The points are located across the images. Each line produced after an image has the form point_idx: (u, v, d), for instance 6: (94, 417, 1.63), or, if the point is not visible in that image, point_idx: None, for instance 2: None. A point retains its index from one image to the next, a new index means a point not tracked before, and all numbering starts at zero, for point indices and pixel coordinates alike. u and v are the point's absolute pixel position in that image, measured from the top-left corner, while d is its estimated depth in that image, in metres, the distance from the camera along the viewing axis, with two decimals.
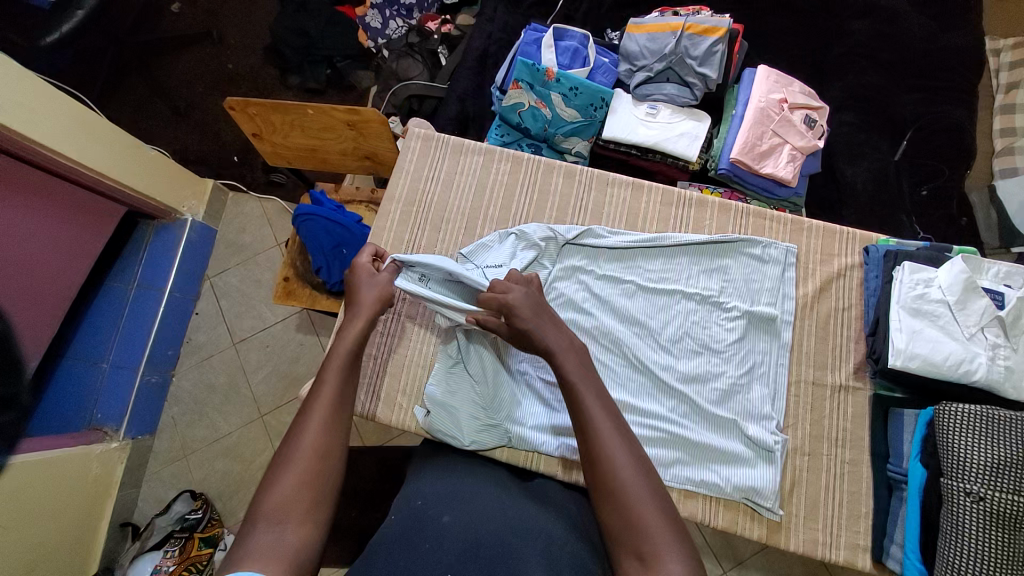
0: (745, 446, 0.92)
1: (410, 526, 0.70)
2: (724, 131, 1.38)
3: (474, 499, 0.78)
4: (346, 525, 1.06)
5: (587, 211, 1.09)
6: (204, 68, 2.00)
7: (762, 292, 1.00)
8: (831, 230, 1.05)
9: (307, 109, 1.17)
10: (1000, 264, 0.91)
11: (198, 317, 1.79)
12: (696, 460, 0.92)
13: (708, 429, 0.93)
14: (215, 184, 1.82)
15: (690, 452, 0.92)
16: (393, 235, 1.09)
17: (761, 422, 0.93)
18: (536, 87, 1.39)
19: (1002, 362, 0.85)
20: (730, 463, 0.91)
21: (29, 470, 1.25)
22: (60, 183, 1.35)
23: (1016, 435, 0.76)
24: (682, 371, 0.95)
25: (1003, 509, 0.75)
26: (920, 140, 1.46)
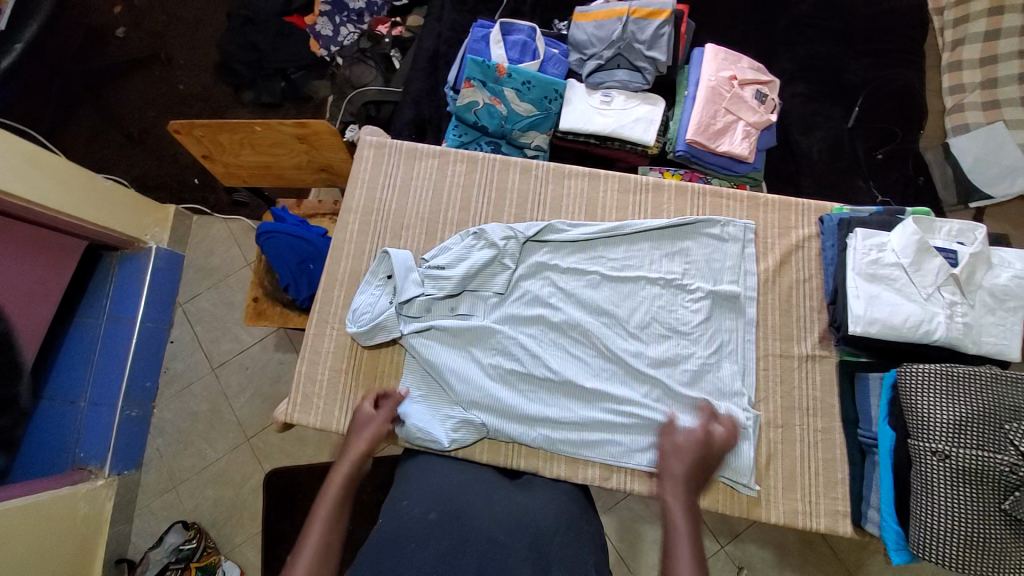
0: None
1: (395, 524, 0.73)
2: (679, 113, 1.38)
3: (461, 496, 0.79)
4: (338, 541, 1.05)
5: (548, 206, 1.09)
6: (155, 90, 1.94)
7: (725, 271, 1.00)
8: (788, 203, 1.06)
9: (254, 126, 1.14)
10: (950, 222, 0.93)
11: (173, 345, 1.75)
12: None
13: (683, 411, 0.93)
14: (178, 210, 1.78)
15: None
16: (353, 247, 1.08)
17: (733, 400, 0.94)
18: (489, 84, 1.37)
19: (960, 319, 0.86)
20: None
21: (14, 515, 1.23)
22: (13, 224, 1.32)
23: (975, 390, 0.76)
24: (652, 357, 0.96)
25: (969, 465, 0.74)
26: (873, 104, 1.48)
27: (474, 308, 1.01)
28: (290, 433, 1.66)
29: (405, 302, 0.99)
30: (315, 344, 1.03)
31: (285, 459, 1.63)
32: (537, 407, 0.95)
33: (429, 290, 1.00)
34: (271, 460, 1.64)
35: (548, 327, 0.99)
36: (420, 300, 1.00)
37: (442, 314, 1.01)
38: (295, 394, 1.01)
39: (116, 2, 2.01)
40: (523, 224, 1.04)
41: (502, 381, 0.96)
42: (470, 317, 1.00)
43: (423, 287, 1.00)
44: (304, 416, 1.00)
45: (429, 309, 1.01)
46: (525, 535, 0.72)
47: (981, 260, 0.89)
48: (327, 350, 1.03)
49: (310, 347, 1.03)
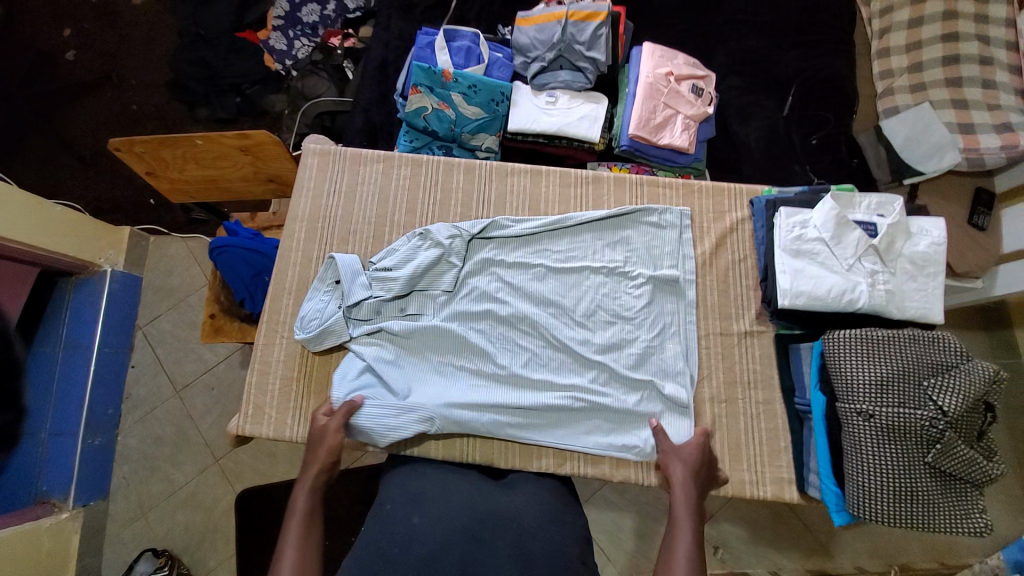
0: (663, 405, 0.95)
1: (382, 530, 0.77)
2: (622, 110, 1.43)
3: (447, 494, 0.83)
4: None
5: (492, 203, 1.11)
6: (105, 111, 1.90)
7: (665, 257, 1.04)
8: (720, 189, 1.11)
9: (195, 140, 1.14)
10: (870, 197, 0.96)
11: (134, 369, 1.71)
12: (618, 426, 0.95)
13: (629, 394, 0.96)
14: (133, 231, 1.74)
15: (612, 419, 0.95)
16: (301, 254, 1.08)
17: (676, 379, 0.97)
18: (436, 89, 1.40)
19: (881, 286, 0.91)
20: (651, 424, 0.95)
21: None
22: None
23: (894, 351, 0.80)
24: (598, 343, 0.98)
25: (893, 422, 0.78)
26: (806, 93, 1.55)
27: (425, 307, 1.02)
28: (261, 450, 1.64)
29: (352, 306, 1.00)
30: (265, 355, 1.03)
31: (256, 477, 1.60)
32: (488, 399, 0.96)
33: (379, 291, 1.00)
34: (242, 479, 1.61)
35: (497, 321, 1.01)
36: (370, 302, 1.00)
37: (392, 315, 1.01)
38: (246, 407, 1.00)
39: (61, 23, 1.97)
40: (468, 223, 1.06)
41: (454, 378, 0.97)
42: (421, 317, 1.01)
43: (372, 289, 1.00)
44: (257, 426, 0.99)
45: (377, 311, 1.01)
46: (506, 530, 0.76)
47: (900, 230, 0.93)
48: (278, 358, 1.03)
49: (261, 356, 1.03)
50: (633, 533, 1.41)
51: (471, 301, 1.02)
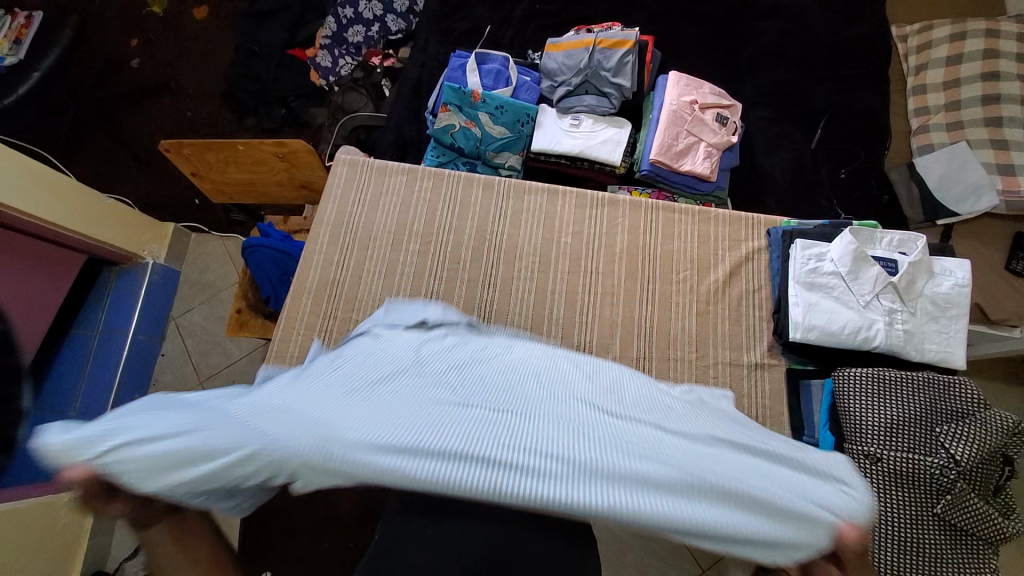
0: (798, 484, 0.47)
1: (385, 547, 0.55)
2: (645, 135, 1.45)
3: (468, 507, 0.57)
4: None
5: (508, 218, 1.14)
6: (162, 117, 2.06)
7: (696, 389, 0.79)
8: (736, 218, 1.10)
9: (238, 145, 1.22)
10: (892, 233, 0.94)
11: (163, 358, 1.80)
12: (738, 512, 0.42)
13: (733, 453, 0.48)
14: (176, 227, 1.86)
15: (729, 496, 0.42)
16: (322, 258, 1.13)
17: (809, 474, 0.48)
18: (464, 108, 1.45)
19: (899, 326, 0.88)
20: (800, 507, 0.44)
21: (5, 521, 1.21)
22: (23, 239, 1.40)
23: (905, 394, 0.78)
24: (637, 395, 0.59)
25: (901, 468, 0.75)
26: (835, 127, 1.53)
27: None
28: None
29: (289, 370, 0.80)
30: (279, 351, 1.05)
31: None
32: (456, 431, 0.44)
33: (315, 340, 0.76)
34: None
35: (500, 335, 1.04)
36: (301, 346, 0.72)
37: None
38: None
39: (132, 36, 2.15)
40: (488, 236, 1.13)
41: (380, 401, 0.49)
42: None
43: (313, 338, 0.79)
44: None
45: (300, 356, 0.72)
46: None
47: (921, 269, 0.91)
48: (290, 355, 1.05)
49: (275, 352, 1.05)
50: (634, 569, 1.35)
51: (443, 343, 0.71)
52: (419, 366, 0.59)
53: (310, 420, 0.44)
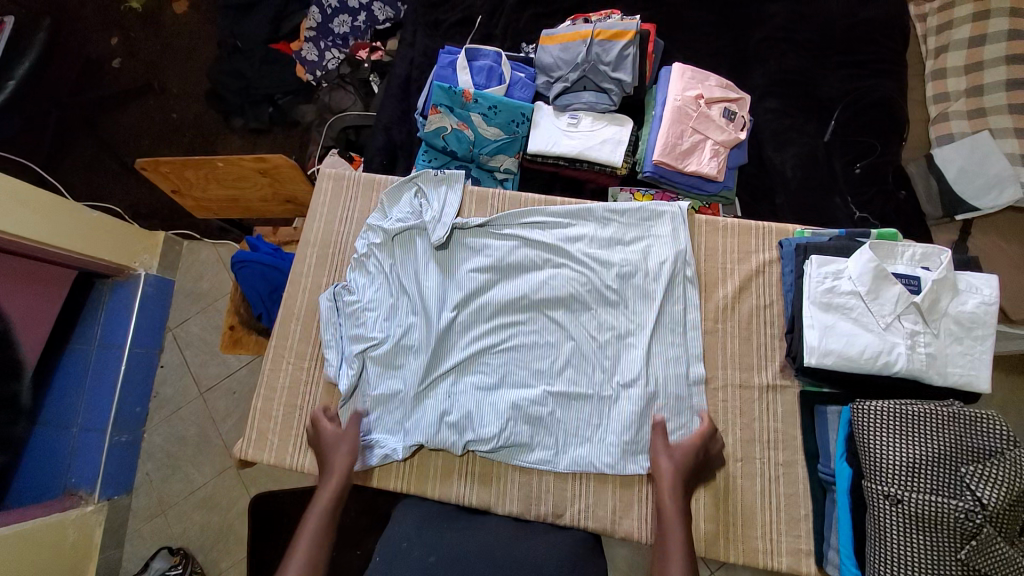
0: (641, 225, 1.04)
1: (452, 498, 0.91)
2: (647, 133, 1.37)
3: (513, 362, 0.98)
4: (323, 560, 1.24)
5: (500, 227, 1.06)
6: (149, 120, 1.98)
7: (641, 338, 0.97)
8: (746, 228, 1.05)
9: (216, 162, 1.16)
10: (915, 246, 0.88)
11: (163, 370, 1.74)
12: (593, 219, 1.05)
13: (614, 242, 1.03)
14: (167, 236, 1.78)
15: (587, 218, 1.06)
16: (311, 281, 1.10)
17: (655, 234, 1.03)
18: (456, 110, 1.37)
19: (922, 349, 0.83)
20: (632, 218, 1.04)
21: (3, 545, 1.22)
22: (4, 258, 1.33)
23: (929, 431, 0.74)
24: (599, 302, 0.99)
25: (923, 512, 0.71)
26: (850, 116, 1.44)
27: (410, 321, 1.00)
28: None
29: (443, 245, 1.05)
30: (270, 381, 1.05)
31: (271, 482, 1.61)
32: (482, 238, 1.06)
33: (387, 310, 1.02)
34: (257, 482, 1.62)
35: (499, 358, 0.98)
36: (357, 364, 0.98)
37: (382, 330, 1.00)
38: (251, 431, 1.02)
39: (112, 35, 2.06)
40: (481, 247, 1.05)
41: (450, 263, 1.04)
42: (404, 331, 0.99)
43: (368, 340, 0.99)
44: (260, 451, 1.01)
45: (369, 315, 1.02)
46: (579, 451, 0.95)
47: (946, 286, 0.85)
48: (282, 385, 1.04)
49: (267, 383, 1.04)
50: None
51: (482, 352, 0.98)
52: (465, 299, 1.01)
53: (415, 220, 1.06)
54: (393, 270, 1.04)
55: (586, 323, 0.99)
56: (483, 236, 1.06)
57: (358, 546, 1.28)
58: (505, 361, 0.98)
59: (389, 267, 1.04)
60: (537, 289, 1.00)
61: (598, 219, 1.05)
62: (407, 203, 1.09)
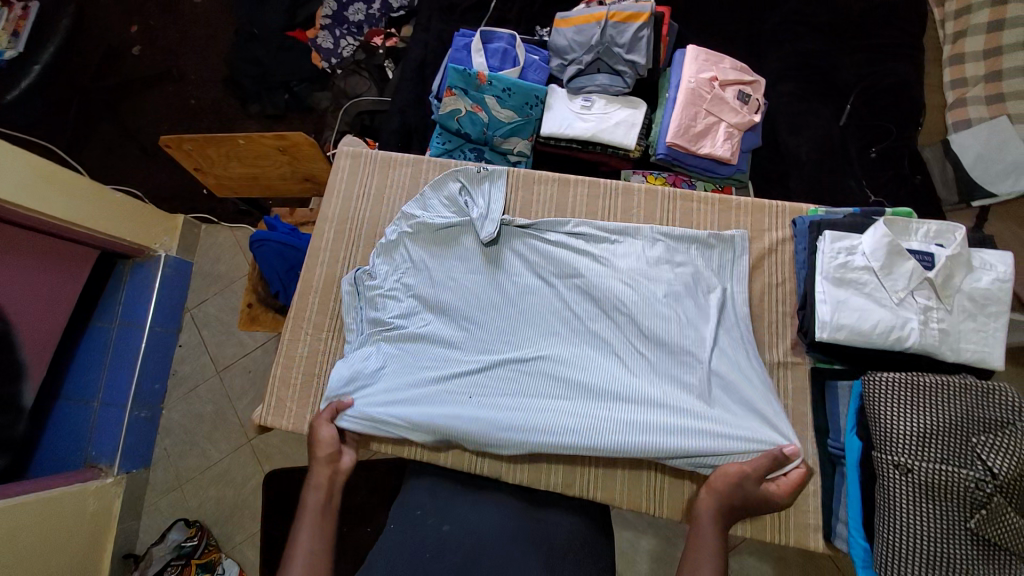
0: (704, 247, 1.02)
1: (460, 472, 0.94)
2: (661, 116, 1.38)
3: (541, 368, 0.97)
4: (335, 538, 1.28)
5: (544, 231, 1.07)
6: (168, 105, 2.00)
7: (681, 363, 0.94)
8: (760, 206, 1.06)
9: (237, 140, 1.19)
10: (929, 223, 0.88)
11: (181, 349, 1.79)
12: (645, 234, 1.05)
13: (667, 259, 1.01)
14: (186, 218, 1.81)
15: (637, 232, 1.05)
16: (329, 254, 1.13)
17: (712, 263, 1.01)
18: (470, 92, 1.38)
19: (935, 324, 0.83)
20: (691, 241, 1.02)
21: (24, 512, 1.25)
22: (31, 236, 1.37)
23: (941, 401, 0.75)
24: (641, 317, 0.97)
25: (933, 480, 0.72)
26: (866, 102, 1.43)
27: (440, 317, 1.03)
28: (289, 436, 1.68)
29: (489, 241, 1.06)
30: (288, 350, 1.08)
31: (283, 460, 1.64)
32: (529, 246, 1.07)
33: (408, 297, 1.04)
34: (270, 460, 1.66)
35: (528, 365, 0.98)
36: (379, 345, 1.02)
37: (404, 318, 1.03)
38: (269, 399, 1.05)
39: (132, 23, 2.09)
40: (527, 252, 1.06)
41: (492, 261, 1.06)
42: (432, 326, 1.02)
43: (386, 323, 1.02)
44: (277, 419, 1.04)
45: (389, 300, 1.04)
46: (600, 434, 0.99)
47: (959, 263, 0.85)
48: (300, 354, 1.07)
49: (285, 352, 1.08)
50: (647, 556, 1.38)
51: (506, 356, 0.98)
52: (500, 304, 1.03)
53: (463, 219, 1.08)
54: (425, 262, 1.06)
55: (624, 335, 0.97)
56: (526, 242, 1.07)
57: (368, 522, 1.30)
58: (532, 368, 0.97)
59: (419, 256, 1.06)
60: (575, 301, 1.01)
61: (651, 234, 1.04)
62: (452, 196, 1.10)
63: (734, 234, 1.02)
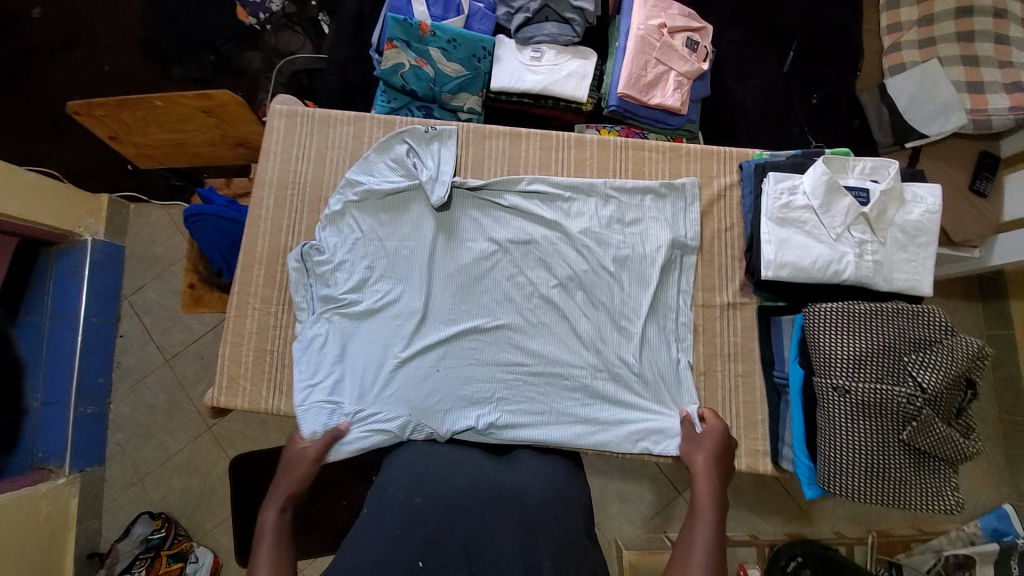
0: (657, 199, 1.04)
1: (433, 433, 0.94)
2: (612, 66, 1.35)
3: (499, 335, 0.99)
4: (311, 512, 1.28)
5: (499, 192, 1.05)
6: (74, 70, 1.77)
7: (625, 332, 0.98)
8: (709, 151, 1.07)
9: (154, 101, 1.08)
10: (864, 160, 0.92)
11: (122, 339, 1.67)
12: (597, 190, 1.04)
13: (620, 218, 1.03)
14: (111, 199, 1.65)
15: (588, 188, 1.04)
16: (271, 223, 1.06)
17: (662, 217, 1.03)
18: (413, 44, 1.28)
19: (870, 257, 0.88)
20: (643, 193, 1.04)
21: None
22: None
23: (873, 328, 0.81)
24: (592, 280, 1.00)
25: (867, 398, 0.79)
26: (807, 49, 1.45)
27: (396, 289, 0.99)
28: (253, 419, 1.63)
29: (442, 206, 1.02)
30: (237, 326, 1.03)
31: (248, 444, 1.60)
32: (482, 208, 1.04)
33: (360, 269, 1.00)
34: (234, 445, 1.61)
35: (487, 334, 0.99)
36: (332, 319, 0.98)
37: (357, 291, 0.99)
38: (220, 378, 1.00)
39: None
40: (482, 217, 1.04)
41: (445, 225, 1.03)
42: (387, 300, 0.98)
43: (339, 301, 0.98)
44: (232, 398, 1.00)
45: (339, 274, 1.00)
46: None
47: (892, 197, 0.89)
48: (250, 330, 1.02)
49: (232, 329, 1.02)
50: (616, 498, 1.46)
51: (463, 325, 0.98)
52: (455, 270, 1.01)
53: (411, 182, 1.03)
54: (374, 231, 1.02)
55: (579, 299, 1.00)
56: (480, 203, 1.04)
57: (343, 496, 1.29)
58: (489, 337, 0.99)
59: (368, 226, 1.02)
60: (531, 264, 1.01)
61: (603, 190, 1.04)
62: (399, 158, 1.05)
63: (685, 185, 1.04)
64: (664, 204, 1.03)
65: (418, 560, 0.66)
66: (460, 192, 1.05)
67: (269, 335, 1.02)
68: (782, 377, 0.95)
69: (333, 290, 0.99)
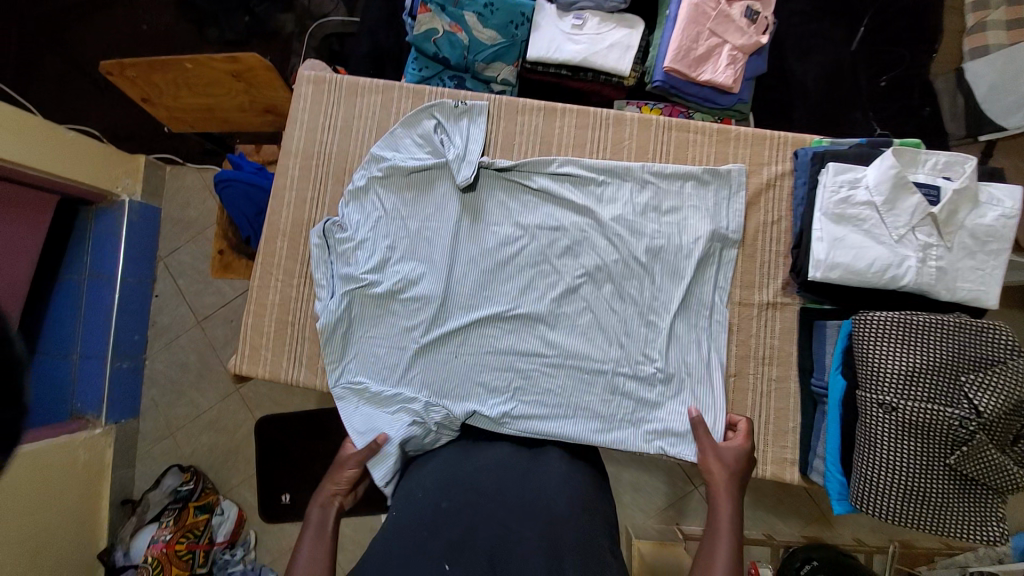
0: (698, 187, 0.96)
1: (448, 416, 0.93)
2: (659, 36, 1.25)
3: (519, 322, 0.96)
4: None
5: (528, 174, 0.99)
6: (114, 28, 1.77)
7: (652, 328, 0.93)
8: (761, 136, 0.99)
9: (184, 63, 1.06)
10: (938, 153, 0.82)
11: (157, 299, 1.72)
12: (633, 175, 0.98)
13: (655, 205, 0.96)
14: (148, 159, 1.68)
15: (624, 173, 0.98)
16: (296, 194, 1.05)
17: (703, 206, 0.96)
18: (448, 8, 1.23)
19: (933, 262, 0.80)
20: (683, 179, 0.97)
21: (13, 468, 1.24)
22: None
23: (929, 343, 0.74)
24: (621, 272, 0.95)
25: (915, 418, 0.73)
26: (880, 25, 1.31)
27: (417, 270, 0.97)
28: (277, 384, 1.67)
29: (466, 186, 0.98)
30: (261, 296, 1.03)
31: (272, 407, 1.65)
32: (509, 189, 1.00)
33: (382, 247, 0.97)
34: (259, 407, 1.66)
35: (507, 320, 0.95)
36: (351, 297, 0.96)
37: (376, 270, 0.97)
38: (243, 347, 1.02)
39: None
40: (508, 200, 0.99)
41: (470, 205, 0.99)
42: (407, 280, 0.96)
43: (359, 280, 0.96)
44: (254, 366, 1.01)
45: (361, 252, 0.97)
46: None
47: (967, 197, 0.80)
48: (272, 301, 1.02)
49: (256, 300, 1.03)
50: (630, 488, 1.44)
51: (483, 310, 0.95)
52: (477, 252, 0.98)
53: (437, 159, 0.99)
54: (397, 210, 0.99)
55: (605, 290, 0.95)
56: (507, 184, 1.00)
57: None
58: (509, 323, 0.96)
59: (391, 204, 0.99)
60: (557, 250, 0.96)
61: (639, 175, 0.98)
62: (426, 134, 1.01)
63: (732, 172, 0.96)
64: (706, 192, 0.96)
65: (444, 561, 0.65)
66: (487, 171, 1.00)
67: (291, 307, 1.02)
68: (820, 386, 0.88)
69: (354, 268, 0.97)
